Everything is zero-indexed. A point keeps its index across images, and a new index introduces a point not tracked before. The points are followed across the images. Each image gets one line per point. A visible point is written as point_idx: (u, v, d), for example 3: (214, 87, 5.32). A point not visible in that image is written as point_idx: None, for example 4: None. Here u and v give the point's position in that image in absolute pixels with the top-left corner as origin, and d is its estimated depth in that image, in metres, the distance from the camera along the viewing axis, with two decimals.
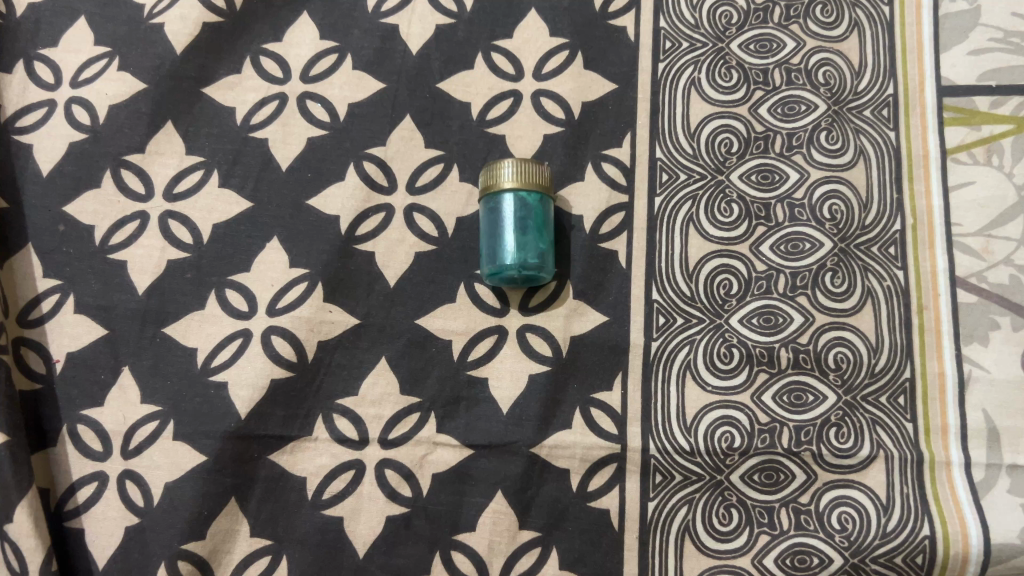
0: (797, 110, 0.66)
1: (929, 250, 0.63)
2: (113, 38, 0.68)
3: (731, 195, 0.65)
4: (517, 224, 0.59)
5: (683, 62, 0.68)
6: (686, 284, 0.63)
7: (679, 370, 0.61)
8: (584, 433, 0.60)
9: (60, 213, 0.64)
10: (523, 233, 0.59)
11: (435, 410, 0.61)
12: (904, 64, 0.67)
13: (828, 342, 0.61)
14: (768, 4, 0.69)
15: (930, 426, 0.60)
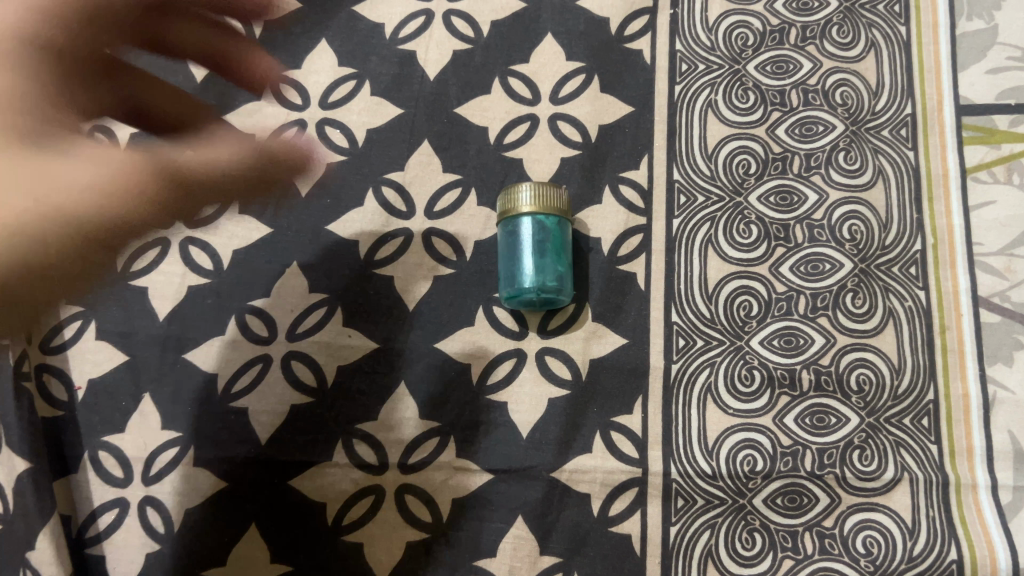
0: (814, 130, 0.66)
1: (950, 269, 0.62)
2: (134, 68, 0.69)
3: (750, 216, 0.64)
4: (535, 247, 0.60)
5: (699, 85, 0.68)
6: (705, 306, 0.63)
7: (700, 392, 0.61)
8: (604, 457, 0.60)
9: None
10: (541, 256, 0.60)
11: (455, 435, 0.61)
12: (923, 84, 0.67)
13: (850, 363, 0.61)
14: (784, 25, 0.69)
15: (956, 449, 0.59)
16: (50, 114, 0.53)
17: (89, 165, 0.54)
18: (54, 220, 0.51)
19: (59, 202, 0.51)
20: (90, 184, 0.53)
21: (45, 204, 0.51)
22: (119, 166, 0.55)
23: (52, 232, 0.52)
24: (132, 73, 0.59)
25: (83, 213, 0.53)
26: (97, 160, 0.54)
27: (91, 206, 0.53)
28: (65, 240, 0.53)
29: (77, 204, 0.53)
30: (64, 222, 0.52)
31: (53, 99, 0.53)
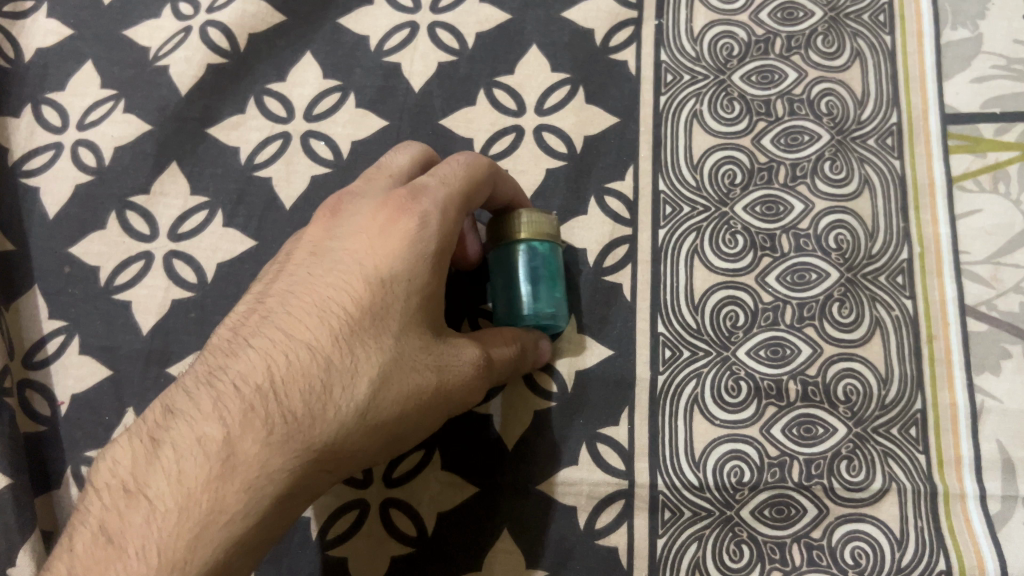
0: (800, 140, 0.66)
1: (937, 278, 0.62)
2: (120, 81, 0.70)
3: (736, 226, 0.64)
4: (529, 275, 0.58)
5: (684, 95, 0.68)
6: (691, 317, 0.62)
7: (686, 404, 0.61)
8: (590, 469, 0.60)
9: (66, 255, 0.65)
10: (535, 284, 0.58)
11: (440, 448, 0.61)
12: (908, 93, 0.67)
13: (837, 374, 0.61)
14: (769, 35, 0.69)
15: (944, 458, 0.59)
16: (394, 290, 0.46)
17: (460, 363, 0.49)
18: (415, 420, 0.47)
19: (426, 383, 0.47)
20: (464, 380, 0.49)
21: (425, 390, 0.47)
22: (477, 373, 0.50)
23: (433, 416, 0.49)
24: (467, 176, 0.51)
25: (466, 400, 0.50)
26: (465, 344, 0.50)
27: (466, 398, 0.50)
28: (418, 431, 0.49)
29: (458, 381, 0.49)
30: (439, 411, 0.49)
31: (436, 249, 0.48)
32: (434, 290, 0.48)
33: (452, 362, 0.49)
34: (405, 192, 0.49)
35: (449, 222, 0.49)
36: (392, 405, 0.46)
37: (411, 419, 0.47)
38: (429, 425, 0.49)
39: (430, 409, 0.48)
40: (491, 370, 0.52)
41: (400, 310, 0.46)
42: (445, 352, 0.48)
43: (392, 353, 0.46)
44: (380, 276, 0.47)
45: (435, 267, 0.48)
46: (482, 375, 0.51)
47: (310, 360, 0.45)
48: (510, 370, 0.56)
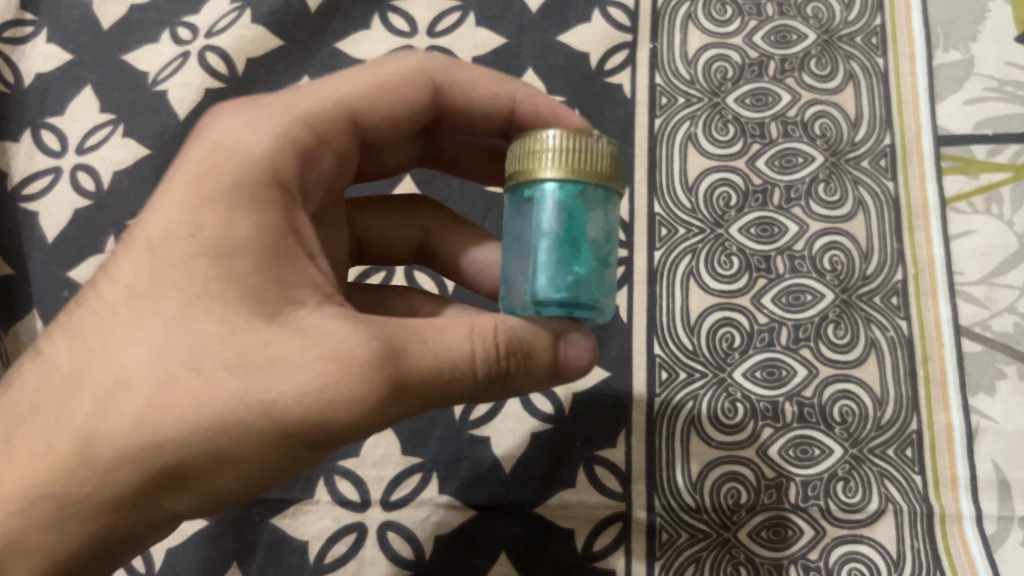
0: (794, 162, 0.67)
1: (931, 300, 0.62)
2: (118, 105, 0.71)
3: (731, 248, 0.65)
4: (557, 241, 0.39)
5: (679, 117, 0.68)
6: (687, 339, 0.63)
7: (683, 425, 0.61)
8: (588, 492, 0.60)
9: (64, 279, 0.65)
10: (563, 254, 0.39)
11: (438, 470, 0.61)
12: (901, 115, 0.67)
13: (833, 395, 0.61)
14: (763, 58, 0.69)
15: (940, 479, 0.59)
16: (171, 253, 0.39)
17: (283, 363, 0.37)
18: (216, 449, 0.37)
19: (200, 385, 0.37)
20: (291, 388, 0.37)
21: (208, 394, 0.37)
22: (358, 379, 0.37)
23: (246, 447, 0.37)
24: (371, 79, 0.50)
25: (295, 417, 0.37)
26: (305, 328, 0.38)
27: (312, 411, 0.37)
28: (252, 462, 0.38)
29: (291, 384, 0.37)
30: (252, 433, 0.37)
31: (232, 184, 0.40)
32: (233, 248, 0.39)
33: (253, 364, 0.37)
34: (250, 104, 0.44)
35: (279, 136, 0.42)
36: (160, 426, 0.37)
37: (204, 449, 0.37)
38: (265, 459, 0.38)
39: (219, 428, 0.37)
40: (361, 380, 0.37)
41: (184, 273, 0.39)
42: (267, 341, 0.37)
43: (164, 334, 0.38)
44: (168, 236, 0.39)
45: (232, 218, 0.39)
46: (336, 376, 0.37)
47: (93, 345, 0.39)
48: (463, 387, 0.40)
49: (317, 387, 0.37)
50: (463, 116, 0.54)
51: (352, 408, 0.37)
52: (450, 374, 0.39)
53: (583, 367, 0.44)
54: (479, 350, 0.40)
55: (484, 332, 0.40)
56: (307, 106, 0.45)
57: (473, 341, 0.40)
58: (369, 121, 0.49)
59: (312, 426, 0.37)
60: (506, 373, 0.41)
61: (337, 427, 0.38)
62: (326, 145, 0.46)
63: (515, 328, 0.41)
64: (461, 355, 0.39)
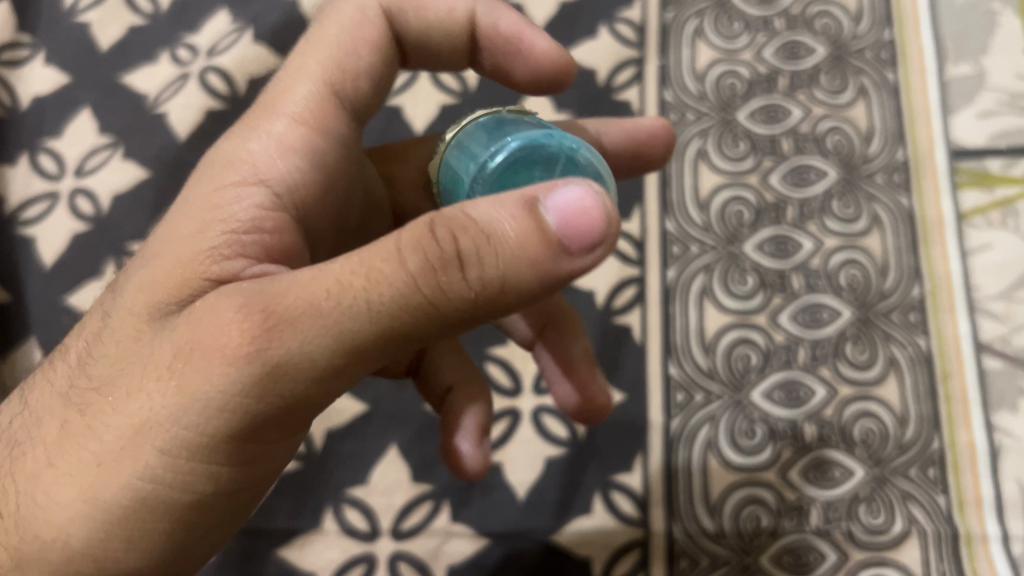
0: (807, 178, 0.65)
1: (950, 315, 0.61)
2: (117, 128, 0.70)
3: (745, 266, 0.64)
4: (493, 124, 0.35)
5: (689, 135, 0.68)
6: (703, 359, 0.61)
7: (701, 448, 0.59)
8: (604, 518, 0.58)
9: (63, 305, 0.65)
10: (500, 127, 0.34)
11: (449, 497, 0.60)
12: (913, 129, 0.66)
13: (853, 415, 0.60)
14: (773, 74, 0.69)
15: (965, 499, 0.57)
16: (110, 290, 0.39)
17: (158, 366, 0.34)
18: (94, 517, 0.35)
19: (81, 422, 0.35)
20: (162, 397, 0.34)
21: (87, 423, 0.35)
22: (222, 348, 0.32)
23: (118, 494, 0.35)
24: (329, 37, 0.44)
25: (160, 424, 0.34)
26: (189, 313, 0.34)
27: (183, 429, 0.34)
28: (140, 512, 0.35)
29: (155, 399, 0.34)
30: (118, 471, 0.34)
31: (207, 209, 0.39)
32: (152, 261, 0.38)
33: (128, 380, 0.35)
34: (241, 120, 0.43)
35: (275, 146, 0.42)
36: (50, 483, 0.35)
37: (86, 529, 0.35)
38: (152, 510, 0.35)
39: (95, 469, 0.35)
40: (213, 356, 0.33)
41: (105, 306, 0.38)
42: (149, 348, 0.35)
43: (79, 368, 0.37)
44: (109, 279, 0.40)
45: (171, 229, 0.39)
46: (197, 361, 0.33)
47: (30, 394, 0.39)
48: (396, 313, 0.31)
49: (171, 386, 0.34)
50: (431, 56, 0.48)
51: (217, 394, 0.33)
52: (357, 302, 0.31)
53: (588, 222, 0.29)
54: (400, 254, 0.31)
55: (417, 226, 0.31)
56: (297, 98, 0.43)
57: (369, 265, 0.31)
58: (347, 84, 0.44)
59: (188, 430, 0.34)
60: (433, 268, 0.30)
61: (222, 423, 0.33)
62: (319, 124, 0.43)
63: (462, 208, 0.30)
64: (382, 261, 0.31)
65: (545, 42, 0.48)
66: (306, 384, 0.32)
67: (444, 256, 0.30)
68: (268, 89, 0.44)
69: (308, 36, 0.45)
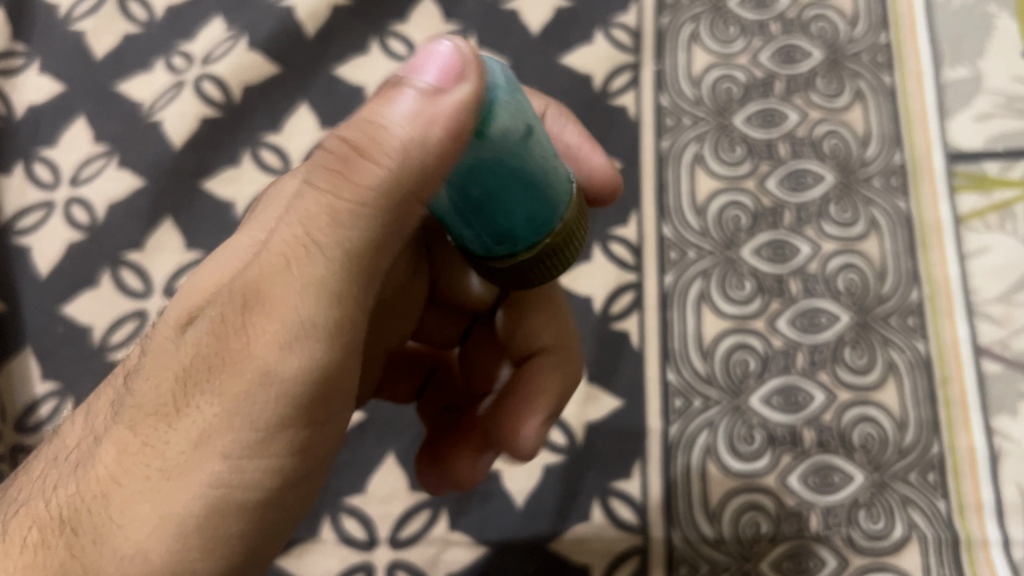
0: (805, 182, 0.65)
1: (949, 319, 0.61)
2: (112, 136, 0.70)
3: (743, 271, 0.63)
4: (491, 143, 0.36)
5: (686, 139, 0.67)
6: (701, 365, 0.61)
7: (699, 454, 0.59)
8: (603, 525, 0.58)
9: (58, 314, 0.65)
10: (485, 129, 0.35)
11: (447, 505, 0.59)
12: (910, 132, 0.66)
13: (853, 420, 0.59)
14: (769, 78, 0.68)
15: (965, 503, 0.57)
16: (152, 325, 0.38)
17: (207, 363, 0.33)
18: (167, 531, 0.33)
19: (130, 436, 0.34)
20: (217, 392, 0.33)
21: (145, 441, 0.33)
22: (254, 329, 0.33)
23: (191, 503, 0.33)
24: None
25: (224, 417, 0.33)
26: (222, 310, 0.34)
27: (246, 414, 0.33)
28: (216, 512, 0.33)
29: (206, 395, 0.33)
30: (189, 475, 0.33)
31: None
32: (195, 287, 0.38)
33: (177, 383, 0.34)
34: None
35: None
36: (116, 505, 0.33)
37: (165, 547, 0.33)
38: (224, 512, 0.34)
39: (161, 479, 0.33)
40: (245, 338, 0.33)
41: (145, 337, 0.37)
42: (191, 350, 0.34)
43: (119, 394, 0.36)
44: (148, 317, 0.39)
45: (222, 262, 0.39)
46: (239, 345, 0.33)
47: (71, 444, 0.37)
48: (359, 232, 0.33)
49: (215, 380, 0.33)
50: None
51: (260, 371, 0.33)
52: (321, 240, 0.33)
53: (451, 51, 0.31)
54: (332, 193, 0.33)
55: (327, 161, 0.33)
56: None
57: (337, 222, 0.33)
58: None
59: (248, 420, 0.33)
60: (342, 173, 0.32)
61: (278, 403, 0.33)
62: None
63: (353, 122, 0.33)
64: (319, 204, 0.33)
65: (601, 159, 0.48)
66: (330, 346, 0.33)
67: (346, 158, 0.32)
68: None
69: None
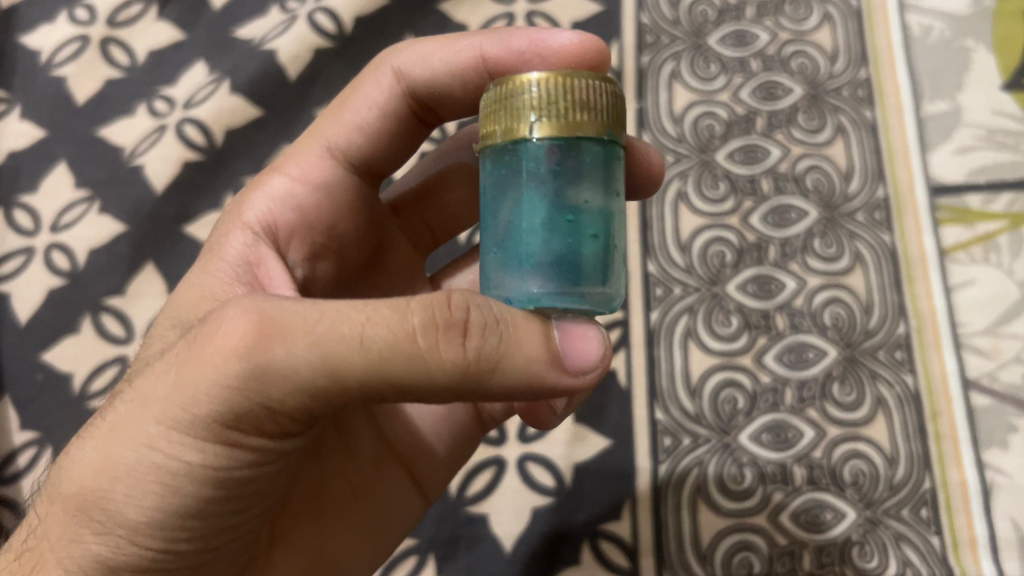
0: (788, 217, 0.65)
1: (936, 352, 0.61)
2: (93, 181, 0.70)
3: (729, 307, 0.63)
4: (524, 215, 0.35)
5: (669, 176, 0.67)
6: (689, 403, 0.61)
7: (689, 494, 0.59)
8: (594, 568, 0.58)
9: (38, 361, 0.66)
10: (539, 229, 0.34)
11: (434, 551, 0.59)
12: (892, 165, 0.66)
13: (843, 456, 0.59)
14: (750, 114, 0.69)
15: (958, 539, 0.56)
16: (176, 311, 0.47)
17: (170, 353, 0.34)
18: (96, 471, 0.33)
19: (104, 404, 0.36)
20: (169, 375, 0.33)
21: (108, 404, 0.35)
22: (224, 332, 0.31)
23: (132, 464, 0.33)
24: (356, 105, 0.51)
25: (170, 399, 0.32)
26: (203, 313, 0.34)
27: (198, 397, 0.32)
28: (154, 475, 0.33)
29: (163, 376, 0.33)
30: (131, 441, 0.33)
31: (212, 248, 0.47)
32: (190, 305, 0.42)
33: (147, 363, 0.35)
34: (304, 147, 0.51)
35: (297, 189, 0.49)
36: (74, 453, 0.35)
37: (93, 479, 0.34)
38: (159, 476, 0.33)
39: (108, 438, 0.34)
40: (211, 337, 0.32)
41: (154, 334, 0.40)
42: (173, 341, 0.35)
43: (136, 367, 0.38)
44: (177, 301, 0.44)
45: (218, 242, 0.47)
46: (204, 335, 0.32)
47: None
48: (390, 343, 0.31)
49: (174, 361, 0.33)
50: (440, 101, 0.50)
51: (208, 354, 0.32)
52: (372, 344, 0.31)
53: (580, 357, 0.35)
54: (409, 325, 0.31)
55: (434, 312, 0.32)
56: (299, 161, 0.50)
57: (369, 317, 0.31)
58: (348, 142, 0.51)
59: (196, 399, 0.32)
60: (438, 327, 0.32)
61: (216, 393, 0.32)
62: (327, 184, 0.50)
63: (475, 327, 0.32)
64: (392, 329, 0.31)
65: (565, 35, 0.46)
66: (303, 374, 0.31)
67: (454, 323, 0.32)
68: (335, 106, 0.52)
69: (327, 114, 0.52)
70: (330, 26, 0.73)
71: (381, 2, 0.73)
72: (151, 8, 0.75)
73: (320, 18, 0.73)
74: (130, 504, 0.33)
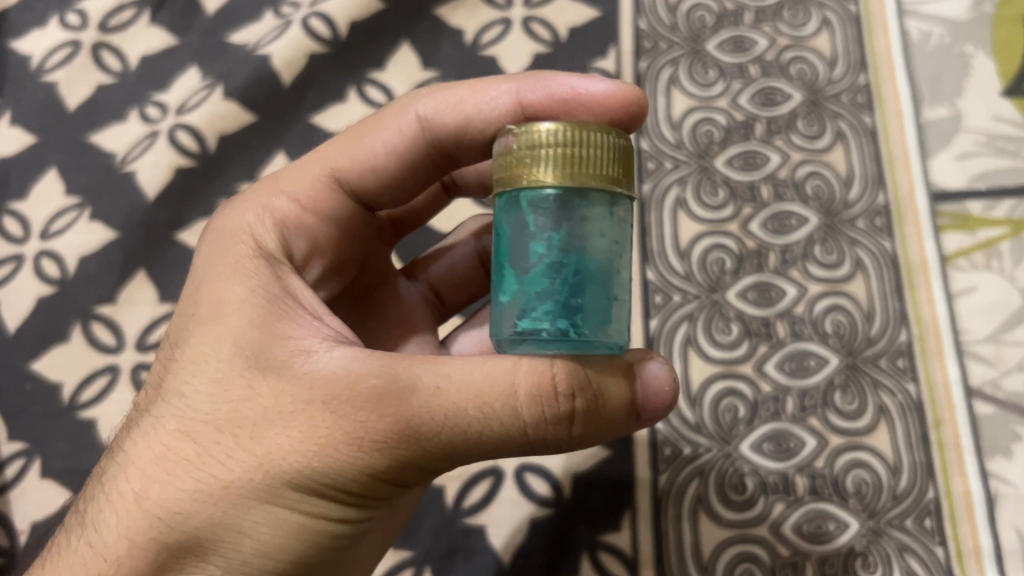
0: (788, 224, 0.65)
1: (939, 360, 0.60)
2: (85, 188, 0.70)
3: (729, 315, 0.62)
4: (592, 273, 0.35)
5: (667, 182, 0.66)
6: (689, 412, 0.60)
7: (691, 505, 0.58)
8: None
9: (27, 371, 0.65)
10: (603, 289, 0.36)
11: (431, 564, 0.58)
12: (892, 171, 0.66)
13: (845, 465, 0.58)
14: (749, 120, 0.68)
15: (963, 549, 0.56)
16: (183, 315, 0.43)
17: (296, 422, 0.37)
18: (224, 529, 0.37)
19: (195, 447, 0.38)
20: (304, 448, 0.37)
21: (208, 454, 0.38)
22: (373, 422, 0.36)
23: (261, 524, 0.37)
24: (371, 141, 0.49)
25: (310, 474, 0.37)
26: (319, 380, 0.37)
27: (337, 473, 0.37)
28: (280, 530, 0.38)
29: (294, 447, 0.37)
30: (260, 503, 0.37)
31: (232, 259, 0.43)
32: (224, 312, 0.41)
33: (249, 422, 0.37)
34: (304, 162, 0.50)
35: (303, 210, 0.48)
36: (175, 504, 0.38)
37: (216, 533, 0.37)
38: (288, 531, 0.38)
39: (227, 496, 0.37)
40: (357, 427, 0.37)
41: (204, 354, 0.40)
42: (285, 403, 0.37)
43: (204, 394, 0.39)
44: (207, 299, 0.42)
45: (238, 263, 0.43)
46: (341, 416, 0.37)
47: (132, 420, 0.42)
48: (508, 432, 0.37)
49: (311, 438, 0.37)
50: (459, 148, 0.48)
51: (359, 440, 0.37)
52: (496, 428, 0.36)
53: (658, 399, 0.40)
54: (520, 397, 0.36)
55: (546, 385, 0.36)
56: (300, 182, 0.48)
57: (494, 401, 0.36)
58: (352, 168, 0.49)
59: (338, 476, 0.37)
60: (552, 416, 0.36)
61: (362, 468, 0.37)
62: (323, 208, 0.48)
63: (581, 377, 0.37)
64: (513, 413, 0.36)
65: (604, 83, 0.45)
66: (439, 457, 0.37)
67: (569, 407, 0.37)
68: (351, 130, 0.50)
69: (338, 137, 0.50)
70: (325, 31, 0.72)
71: (376, 7, 0.73)
72: (143, 13, 0.74)
73: (314, 23, 0.73)
74: (260, 554, 0.38)
